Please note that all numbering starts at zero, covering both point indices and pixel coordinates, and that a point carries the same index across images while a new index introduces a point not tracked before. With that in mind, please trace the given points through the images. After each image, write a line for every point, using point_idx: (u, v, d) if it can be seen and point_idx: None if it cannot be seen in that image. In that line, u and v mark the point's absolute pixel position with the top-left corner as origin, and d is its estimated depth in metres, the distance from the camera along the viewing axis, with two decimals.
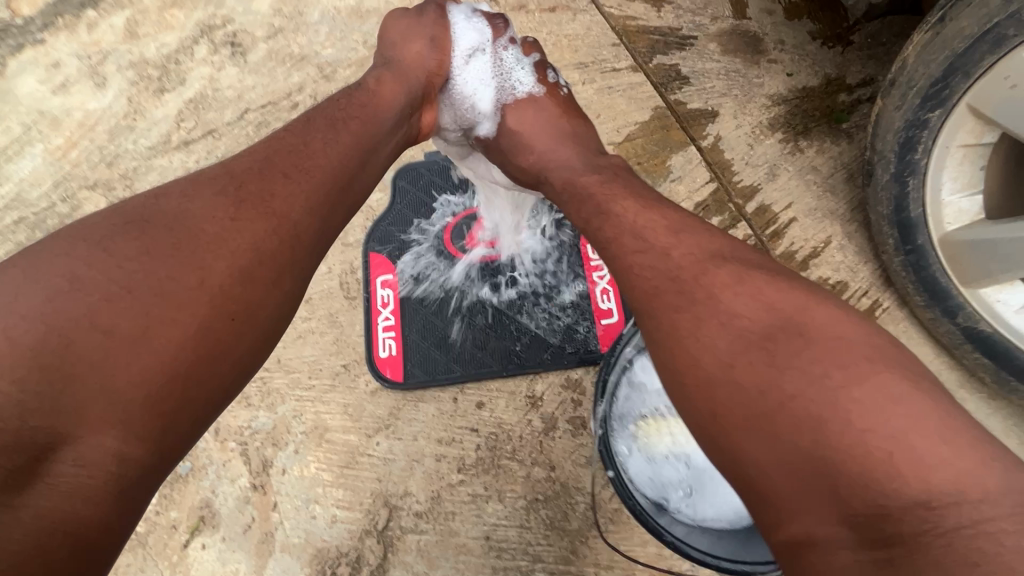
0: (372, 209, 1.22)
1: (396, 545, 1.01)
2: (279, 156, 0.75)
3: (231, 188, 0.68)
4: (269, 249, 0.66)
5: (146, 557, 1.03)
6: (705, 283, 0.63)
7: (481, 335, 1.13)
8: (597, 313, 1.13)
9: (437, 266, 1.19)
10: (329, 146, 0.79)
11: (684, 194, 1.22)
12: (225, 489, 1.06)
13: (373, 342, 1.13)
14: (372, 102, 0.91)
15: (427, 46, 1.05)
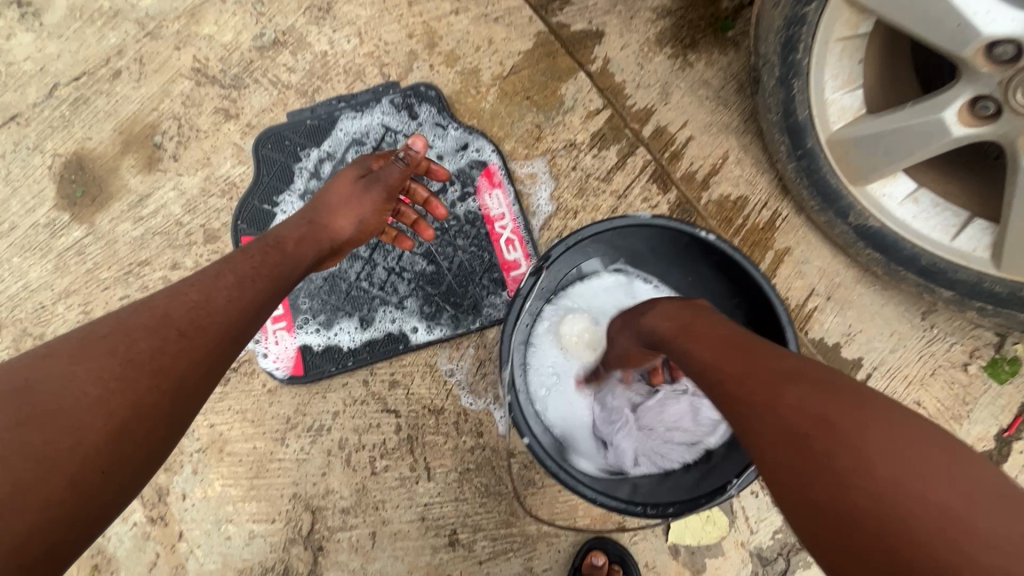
0: (236, 186, 1.10)
1: (326, 546, 0.93)
2: (191, 303, 0.65)
3: (117, 346, 0.57)
4: (152, 401, 0.56)
5: None
6: (697, 341, 0.64)
7: (383, 310, 1.03)
8: (504, 265, 1.06)
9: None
10: (239, 278, 0.72)
11: (579, 125, 1.14)
12: (119, 529, 0.94)
13: (262, 338, 1.01)
14: (285, 249, 0.81)
15: (347, 210, 0.91)
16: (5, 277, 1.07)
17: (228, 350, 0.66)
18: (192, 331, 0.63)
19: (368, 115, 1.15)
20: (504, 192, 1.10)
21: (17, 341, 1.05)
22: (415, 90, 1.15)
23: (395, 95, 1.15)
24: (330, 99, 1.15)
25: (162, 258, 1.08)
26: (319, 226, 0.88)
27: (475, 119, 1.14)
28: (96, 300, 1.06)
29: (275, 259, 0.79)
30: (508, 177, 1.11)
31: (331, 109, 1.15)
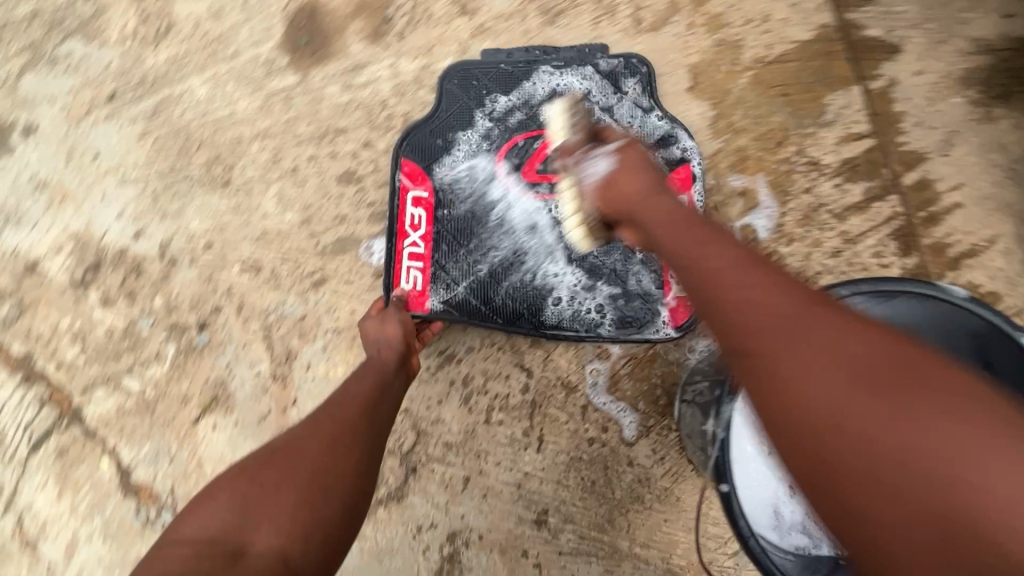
0: (412, 115, 1.04)
1: (419, 471, 0.92)
2: (319, 411, 0.73)
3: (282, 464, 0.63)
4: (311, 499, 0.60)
5: (153, 424, 0.96)
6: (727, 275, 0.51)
7: (523, 287, 0.94)
8: (664, 285, 0.93)
9: (483, 198, 0.98)
10: (350, 389, 0.77)
11: (830, 146, 0.98)
12: (244, 373, 0.97)
13: (394, 270, 0.94)
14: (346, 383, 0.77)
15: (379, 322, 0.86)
16: (215, 99, 1.08)
17: (358, 437, 0.69)
18: (329, 428, 0.68)
19: (567, 72, 1.01)
20: (691, 201, 0.94)
21: (208, 163, 1.05)
22: (625, 60, 1.01)
23: (600, 59, 1.02)
24: (524, 47, 1.03)
25: (358, 132, 1.05)
26: (377, 350, 0.83)
27: (716, 99, 1.01)
28: (287, 150, 1.05)
29: (358, 381, 0.78)
30: (700, 186, 0.96)
31: (528, 57, 1.02)
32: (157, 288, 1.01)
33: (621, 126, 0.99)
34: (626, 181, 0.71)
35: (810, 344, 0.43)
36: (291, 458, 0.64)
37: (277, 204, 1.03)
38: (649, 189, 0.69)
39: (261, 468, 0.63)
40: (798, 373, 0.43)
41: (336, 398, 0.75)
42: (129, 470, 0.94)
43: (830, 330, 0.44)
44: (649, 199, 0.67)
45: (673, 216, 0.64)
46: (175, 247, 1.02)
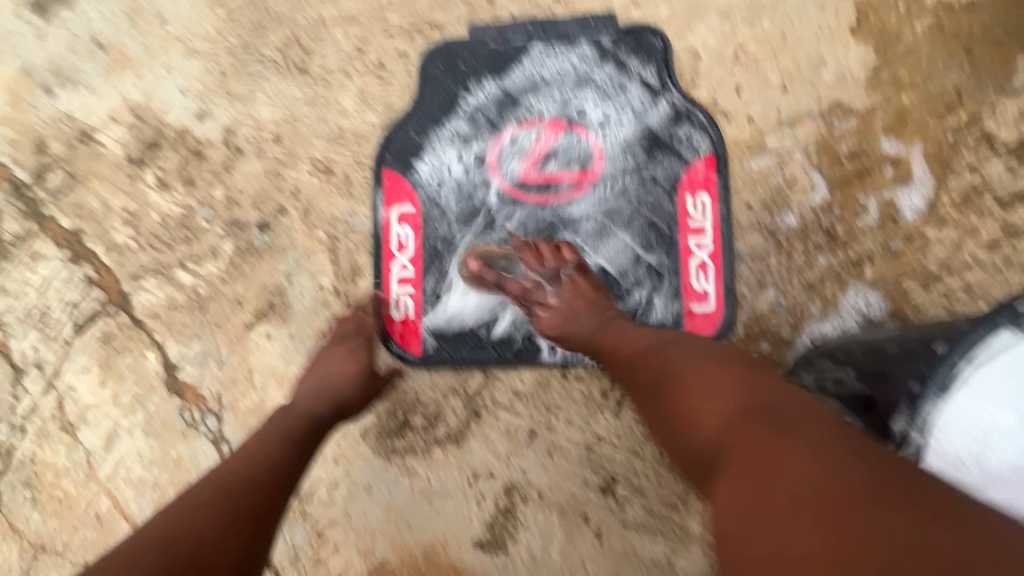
0: (391, 106, 0.90)
1: (483, 416, 0.84)
2: (212, 475, 0.63)
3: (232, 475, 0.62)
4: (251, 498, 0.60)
5: (203, 324, 0.89)
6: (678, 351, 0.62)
7: (517, 301, 0.86)
8: (686, 298, 0.84)
9: (483, 206, 0.87)
10: (265, 440, 0.68)
11: (1011, 119, 0.83)
12: (304, 283, 0.89)
13: (384, 297, 0.87)
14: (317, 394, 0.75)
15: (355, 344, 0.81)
16: None
17: (260, 507, 0.60)
18: (217, 492, 0.59)
19: (559, 54, 0.87)
20: (713, 202, 0.84)
21: (285, 44, 0.93)
22: (634, 34, 0.87)
23: (605, 35, 0.87)
24: (524, 19, 0.88)
25: (457, 29, 0.90)
26: (323, 385, 0.76)
27: (885, 44, 0.85)
28: (375, 41, 0.92)
29: (276, 436, 0.69)
30: (723, 184, 0.85)
31: (522, 33, 0.88)
32: (218, 178, 0.91)
33: (630, 117, 0.86)
34: (541, 296, 0.79)
35: (721, 381, 0.55)
36: (167, 541, 0.53)
37: (358, 102, 0.91)
38: (597, 327, 0.74)
39: (133, 555, 0.52)
40: (697, 404, 0.54)
41: (243, 452, 0.66)
42: (175, 367, 0.89)
43: (716, 377, 0.55)
44: (581, 333, 0.75)
45: (598, 329, 0.74)
46: (242, 135, 0.92)
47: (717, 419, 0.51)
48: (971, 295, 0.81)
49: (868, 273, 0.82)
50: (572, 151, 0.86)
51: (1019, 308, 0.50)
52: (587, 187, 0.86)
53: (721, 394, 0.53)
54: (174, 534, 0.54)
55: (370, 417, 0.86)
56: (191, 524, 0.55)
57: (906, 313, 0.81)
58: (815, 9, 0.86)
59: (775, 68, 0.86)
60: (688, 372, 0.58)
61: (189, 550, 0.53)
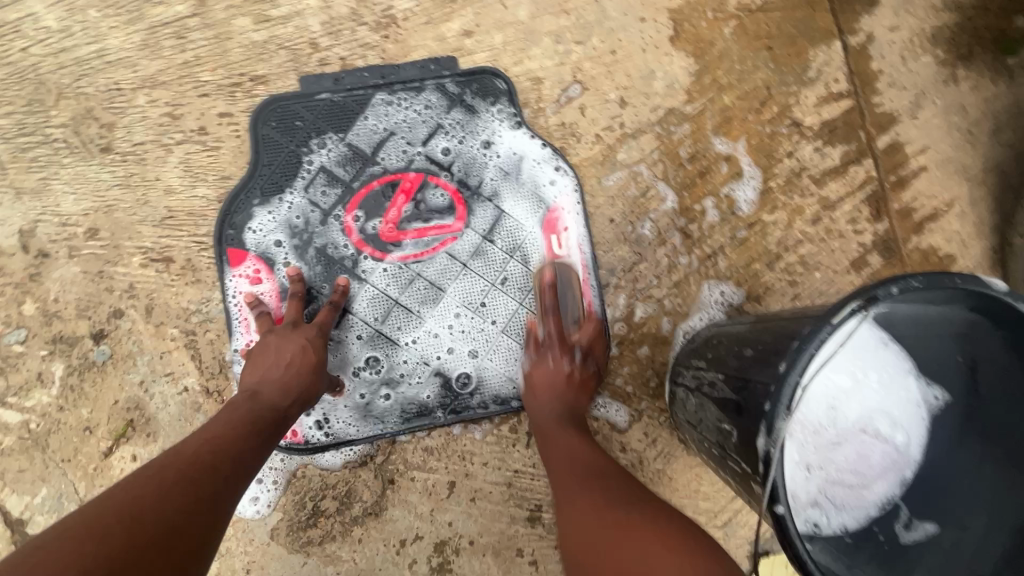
0: (226, 175, 0.81)
1: (397, 481, 0.82)
2: (172, 456, 0.57)
3: (218, 429, 0.62)
4: (237, 441, 0.61)
5: (46, 463, 0.76)
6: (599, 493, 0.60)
7: (403, 363, 0.83)
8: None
9: (348, 273, 0.83)
10: (222, 425, 0.63)
11: (812, 106, 0.94)
12: (164, 390, 0.79)
13: None
14: (266, 386, 0.69)
15: (291, 327, 0.75)
16: (71, 30, 0.80)
17: (224, 494, 0.55)
18: (181, 472, 0.54)
19: (403, 101, 0.85)
20: (576, 236, 0.87)
21: (76, 120, 0.79)
22: (476, 76, 0.87)
23: (448, 79, 0.86)
24: (360, 67, 0.84)
25: (283, 81, 0.83)
26: (286, 381, 0.70)
27: (700, 50, 0.92)
28: (189, 105, 0.81)
29: (238, 421, 0.64)
30: (583, 216, 0.88)
31: (361, 82, 0.84)
32: (25, 291, 0.77)
33: (484, 160, 0.86)
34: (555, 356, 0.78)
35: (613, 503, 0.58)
36: (134, 521, 0.48)
37: (184, 175, 0.81)
38: (554, 415, 0.74)
39: (80, 535, 0.45)
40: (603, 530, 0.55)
41: (203, 435, 0.61)
42: (23, 521, 0.75)
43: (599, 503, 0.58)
44: (540, 415, 0.76)
45: (554, 422, 0.73)
46: (44, 236, 0.78)
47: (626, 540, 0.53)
48: (806, 267, 0.92)
49: (722, 263, 0.90)
50: (435, 202, 0.85)
51: (834, 319, 0.51)
52: (450, 239, 0.85)
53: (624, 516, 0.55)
54: (143, 512, 0.49)
55: (276, 514, 0.80)
56: (160, 501, 0.51)
57: (759, 294, 0.90)
58: (636, 24, 0.90)
59: (610, 85, 0.89)
60: (620, 526, 0.54)
61: (193, 485, 0.54)
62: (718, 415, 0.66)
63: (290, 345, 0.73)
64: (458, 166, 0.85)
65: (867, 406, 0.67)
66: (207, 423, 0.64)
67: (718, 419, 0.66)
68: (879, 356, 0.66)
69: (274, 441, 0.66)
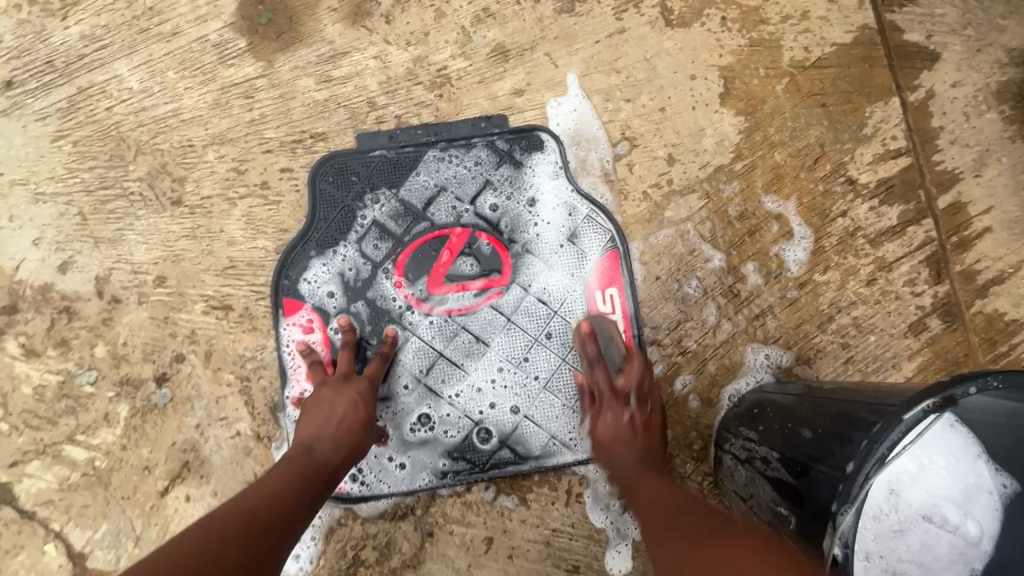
0: (285, 227, 0.85)
1: (436, 534, 0.83)
2: (233, 506, 0.61)
3: (275, 480, 0.65)
4: (290, 493, 0.64)
5: (107, 501, 0.80)
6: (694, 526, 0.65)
7: (446, 415, 0.84)
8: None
9: (396, 325, 0.85)
10: (279, 477, 0.66)
11: (867, 164, 0.92)
12: (219, 434, 0.82)
13: None
14: (318, 441, 0.71)
15: (342, 378, 0.77)
16: (152, 91, 0.86)
17: (277, 551, 0.59)
18: (241, 529, 0.58)
19: (454, 158, 0.87)
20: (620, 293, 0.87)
21: (151, 175, 0.85)
22: (525, 133, 0.88)
23: (499, 136, 0.88)
24: (413, 125, 0.87)
25: (341, 137, 0.87)
26: (338, 437, 0.72)
27: (751, 108, 0.91)
28: (253, 160, 0.86)
29: (294, 476, 0.66)
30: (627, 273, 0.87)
31: (414, 139, 0.87)
32: (97, 334, 0.82)
33: (530, 215, 0.87)
34: (612, 409, 0.78)
35: (759, 564, 0.56)
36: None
37: (246, 227, 0.85)
38: (636, 464, 0.74)
39: None
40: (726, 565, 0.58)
41: (262, 487, 0.64)
42: (84, 556, 0.79)
43: (756, 560, 0.57)
44: (619, 466, 0.75)
45: (636, 470, 0.74)
46: (117, 282, 0.83)
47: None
48: (860, 329, 0.89)
49: (770, 323, 0.88)
50: (481, 256, 0.86)
51: (906, 418, 0.52)
52: (494, 292, 0.86)
53: (760, 565, 0.56)
54: (205, 570, 0.53)
55: (317, 561, 0.82)
56: (220, 558, 0.55)
57: (809, 356, 0.88)
58: (686, 82, 0.90)
59: (659, 142, 0.90)
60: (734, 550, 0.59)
61: (247, 538, 0.58)
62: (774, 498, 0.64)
63: (341, 399, 0.75)
64: (505, 221, 0.87)
65: (934, 493, 0.63)
66: (267, 470, 0.67)
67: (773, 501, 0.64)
68: (953, 446, 0.63)
69: (325, 494, 0.68)
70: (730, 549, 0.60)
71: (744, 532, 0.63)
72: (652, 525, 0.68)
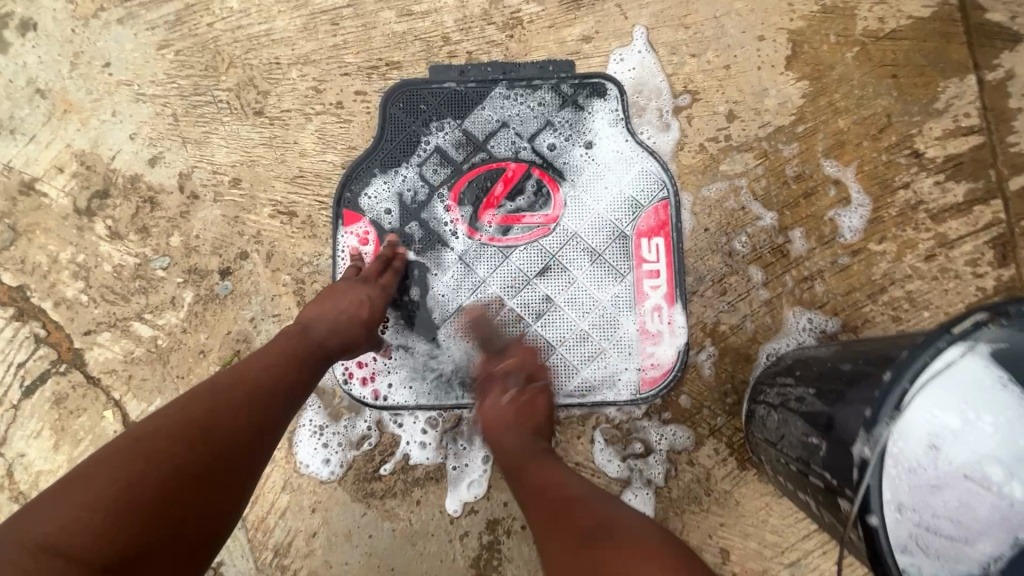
0: (353, 145, 0.90)
1: (461, 453, 0.84)
2: (235, 373, 0.63)
3: (278, 354, 0.67)
4: (292, 369, 0.66)
5: (163, 377, 0.86)
6: (575, 506, 0.56)
7: (477, 342, 0.86)
8: (642, 335, 0.87)
9: (445, 248, 0.88)
10: (281, 348, 0.68)
11: (936, 138, 0.89)
12: (270, 329, 0.87)
13: None
14: (317, 323, 0.73)
15: (356, 279, 0.80)
16: (249, 12, 0.93)
17: (279, 413, 0.62)
18: (238, 397, 0.60)
19: (519, 97, 0.91)
20: (667, 243, 0.88)
21: (239, 86, 0.92)
22: (590, 81, 0.91)
23: (565, 81, 0.91)
24: (484, 62, 0.92)
25: (415, 67, 0.92)
26: (339, 326, 0.74)
27: (818, 73, 0.91)
28: (332, 81, 0.92)
29: (293, 348, 0.68)
30: (676, 225, 0.88)
31: (484, 75, 0.91)
32: (174, 225, 0.89)
33: (586, 159, 0.90)
34: (502, 385, 0.78)
35: (635, 554, 0.47)
36: (206, 431, 0.55)
37: (317, 142, 0.90)
38: (518, 448, 0.69)
39: (157, 440, 0.53)
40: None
41: (263, 359, 0.66)
42: (137, 424, 0.85)
43: (642, 546, 0.49)
44: (506, 449, 0.70)
45: (529, 446, 0.69)
46: (197, 180, 0.90)
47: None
48: (913, 304, 0.86)
49: (819, 288, 0.87)
50: (533, 193, 0.89)
51: (953, 330, 0.52)
52: (541, 228, 0.89)
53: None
54: (212, 425, 0.55)
55: (343, 465, 0.84)
56: (228, 415, 0.57)
57: (856, 325, 0.86)
58: (754, 42, 0.91)
59: (721, 97, 0.90)
60: (599, 534, 0.51)
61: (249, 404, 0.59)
62: (803, 429, 0.63)
63: (349, 294, 0.77)
64: (561, 161, 0.90)
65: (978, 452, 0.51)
66: (270, 344, 0.69)
67: (804, 433, 0.62)
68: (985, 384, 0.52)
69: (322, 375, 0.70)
70: (632, 552, 0.48)
71: (643, 530, 0.51)
72: (560, 518, 0.55)
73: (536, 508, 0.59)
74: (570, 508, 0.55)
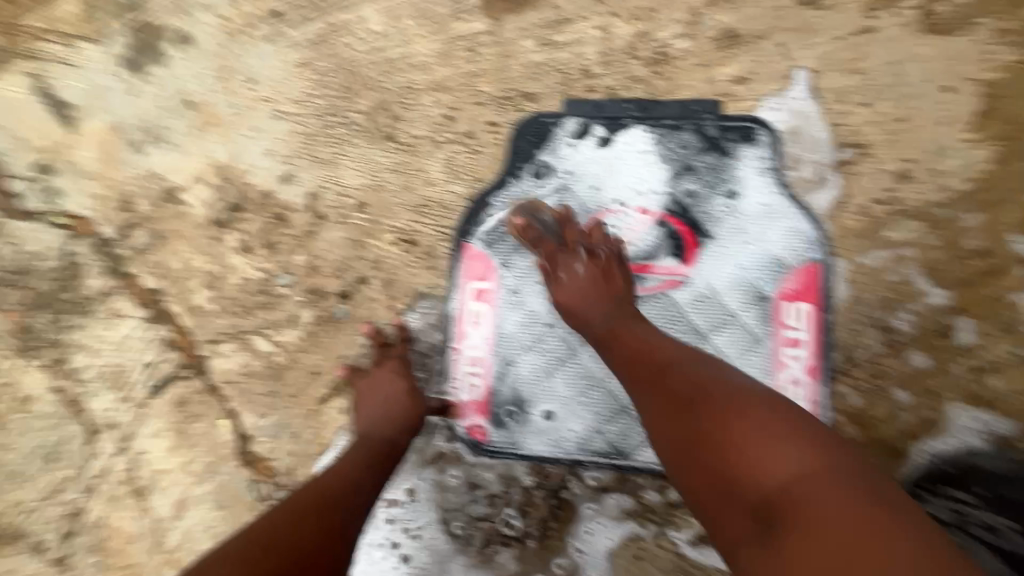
0: (481, 177, 0.88)
1: (565, 513, 0.79)
2: (304, 490, 0.63)
3: (344, 467, 0.68)
4: (355, 477, 0.67)
5: (277, 395, 0.87)
6: (703, 370, 0.58)
7: (592, 398, 0.81)
8: None
9: None
10: (347, 461, 0.69)
11: None
12: None
13: (451, 374, 0.84)
14: (372, 423, 0.75)
15: (390, 367, 0.81)
16: (389, 35, 0.92)
17: (347, 523, 0.61)
18: (309, 506, 0.60)
19: (659, 138, 0.84)
20: (813, 310, 0.79)
21: (373, 110, 0.91)
22: (740, 125, 0.83)
23: (710, 123, 0.84)
24: (623, 98, 0.86)
25: (550, 100, 0.88)
26: (388, 411, 0.76)
27: (1015, 133, 0.78)
28: (465, 110, 0.89)
29: (355, 458, 0.70)
30: (827, 292, 0.79)
31: (620, 112, 0.86)
32: (300, 243, 0.90)
33: (726, 210, 0.82)
34: (569, 267, 0.77)
35: (760, 426, 0.50)
36: (270, 549, 0.54)
37: (445, 171, 0.89)
38: (612, 322, 0.71)
39: (234, 558, 0.53)
40: (742, 447, 0.49)
41: (330, 472, 0.67)
42: (249, 437, 0.87)
43: (756, 421, 0.50)
44: (591, 322, 0.73)
45: (618, 317, 0.71)
46: (325, 201, 0.90)
47: (780, 472, 0.46)
48: None
49: (995, 383, 0.75)
50: (665, 242, 0.83)
51: None
52: (671, 279, 0.82)
53: (790, 447, 0.47)
54: (277, 543, 0.55)
55: (432, 519, 0.81)
56: (293, 529, 0.57)
57: None
58: (937, 94, 0.80)
59: (892, 155, 0.80)
60: (720, 405, 0.52)
61: (321, 514, 0.60)
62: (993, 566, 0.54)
63: (387, 387, 0.79)
64: (698, 209, 0.83)
65: None
66: (336, 460, 0.70)
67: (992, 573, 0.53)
68: None
69: (391, 470, 0.72)
70: (747, 411, 0.51)
71: (744, 388, 0.54)
72: (659, 390, 0.59)
73: (632, 370, 0.64)
74: (699, 394, 0.55)
